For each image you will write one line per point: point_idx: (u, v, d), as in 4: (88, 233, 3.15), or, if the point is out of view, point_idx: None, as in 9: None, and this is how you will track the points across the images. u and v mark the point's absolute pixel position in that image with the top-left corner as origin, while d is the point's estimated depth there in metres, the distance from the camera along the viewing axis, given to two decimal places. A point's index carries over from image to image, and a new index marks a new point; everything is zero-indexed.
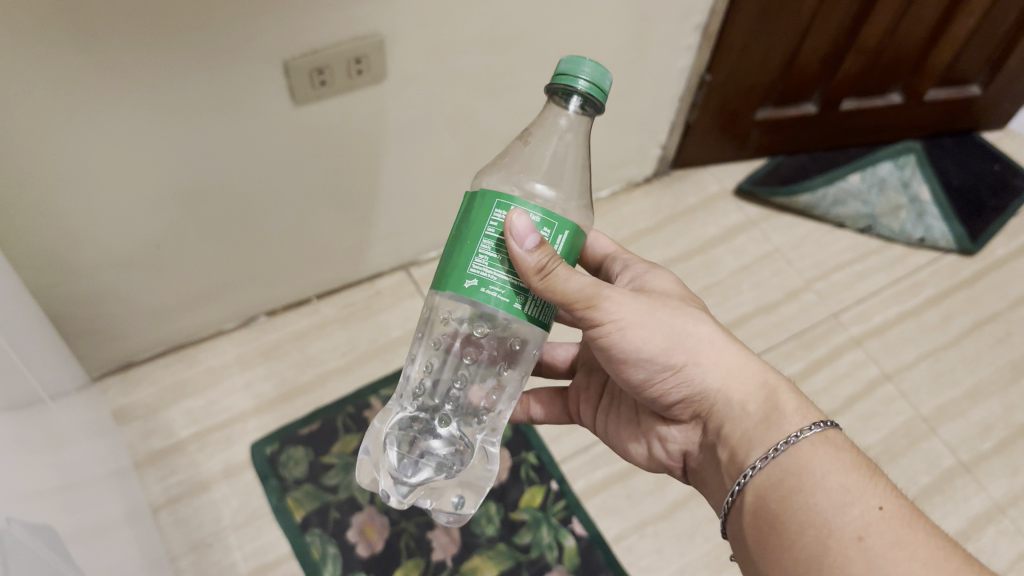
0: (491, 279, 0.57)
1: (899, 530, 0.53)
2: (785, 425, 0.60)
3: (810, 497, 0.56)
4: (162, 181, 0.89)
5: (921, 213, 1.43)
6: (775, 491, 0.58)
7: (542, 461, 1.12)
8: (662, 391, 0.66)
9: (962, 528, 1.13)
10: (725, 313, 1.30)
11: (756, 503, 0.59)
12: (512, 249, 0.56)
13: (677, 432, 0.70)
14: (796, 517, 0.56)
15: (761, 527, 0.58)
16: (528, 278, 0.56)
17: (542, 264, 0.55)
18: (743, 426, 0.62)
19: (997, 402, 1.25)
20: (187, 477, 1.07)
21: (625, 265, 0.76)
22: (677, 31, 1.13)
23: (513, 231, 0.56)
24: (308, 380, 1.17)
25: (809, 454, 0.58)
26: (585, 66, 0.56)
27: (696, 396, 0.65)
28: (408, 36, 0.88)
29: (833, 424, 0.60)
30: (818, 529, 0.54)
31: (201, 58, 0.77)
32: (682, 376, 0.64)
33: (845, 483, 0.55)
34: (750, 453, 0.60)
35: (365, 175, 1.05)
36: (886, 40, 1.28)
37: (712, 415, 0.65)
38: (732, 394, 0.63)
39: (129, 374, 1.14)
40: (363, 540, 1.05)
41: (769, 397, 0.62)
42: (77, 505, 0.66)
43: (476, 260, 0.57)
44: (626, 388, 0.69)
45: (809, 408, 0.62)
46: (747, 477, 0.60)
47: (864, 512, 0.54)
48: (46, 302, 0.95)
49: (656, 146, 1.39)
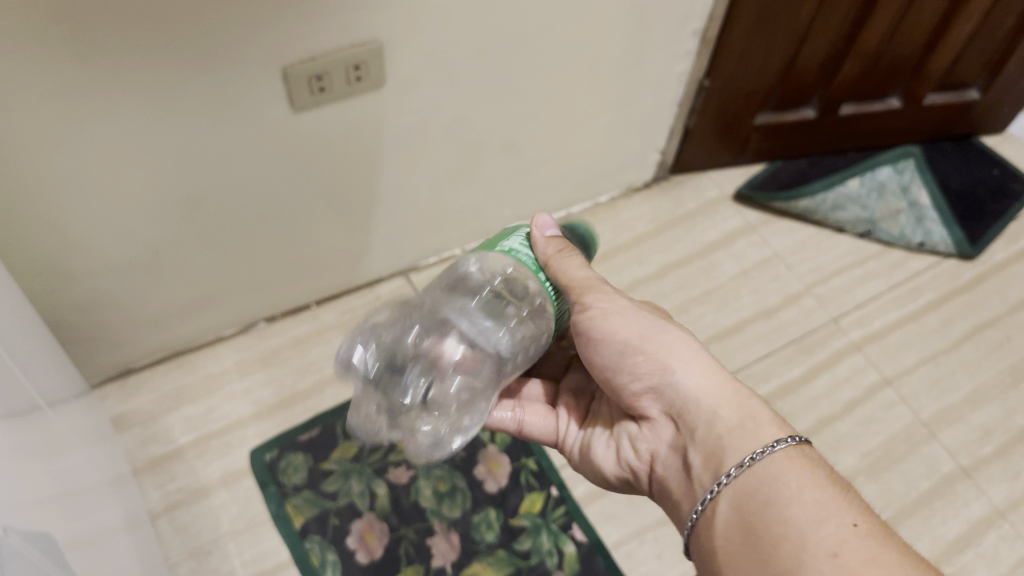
0: (519, 249, 0.69)
1: (873, 547, 0.53)
2: (766, 434, 0.60)
3: (785, 511, 0.55)
4: (161, 188, 0.89)
5: (920, 217, 1.42)
6: (749, 504, 0.57)
7: (541, 467, 1.12)
8: (632, 380, 0.67)
9: (962, 533, 1.12)
10: (724, 318, 1.30)
11: (731, 511, 0.58)
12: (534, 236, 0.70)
13: (644, 438, 0.68)
14: (771, 528, 0.55)
15: (734, 538, 0.57)
16: (543, 256, 0.69)
17: (554, 247, 0.69)
18: (716, 428, 0.61)
19: (998, 407, 1.25)
20: (186, 484, 1.07)
21: None
22: (675, 36, 1.14)
23: (538, 223, 0.71)
24: (307, 386, 1.17)
25: (783, 466, 0.58)
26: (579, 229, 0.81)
27: (662, 388, 0.65)
28: (408, 42, 0.88)
29: (807, 442, 0.60)
30: (793, 543, 0.54)
31: (198, 64, 0.77)
32: (651, 364, 0.66)
33: (820, 500, 0.55)
34: (724, 460, 0.60)
35: (365, 181, 1.05)
36: (885, 44, 1.28)
37: (677, 409, 0.65)
38: (701, 392, 0.64)
39: (128, 381, 1.14)
40: (362, 546, 1.04)
41: (739, 402, 0.63)
42: (75, 513, 0.66)
43: (509, 239, 0.70)
44: (605, 386, 0.70)
45: (781, 420, 0.62)
46: (722, 484, 0.59)
47: (838, 528, 0.53)
48: (44, 309, 0.95)
49: (655, 151, 1.39)
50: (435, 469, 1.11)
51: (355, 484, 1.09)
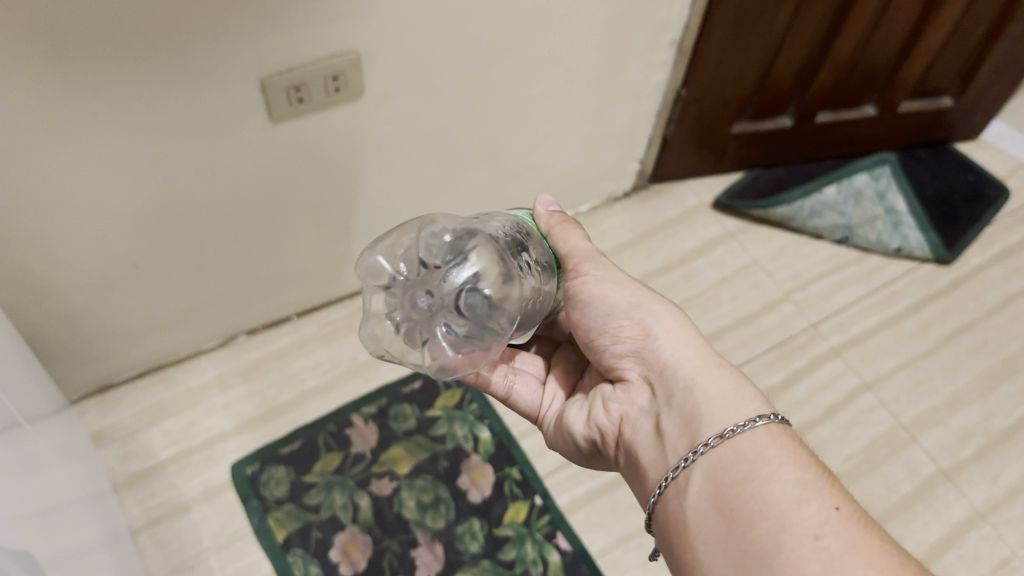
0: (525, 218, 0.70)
1: (854, 533, 0.51)
2: (750, 410, 0.59)
3: (763, 487, 0.54)
4: (142, 202, 0.89)
5: (897, 223, 1.44)
6: (725, 476, 0.56)
7: (524, 477, 1.12)
8: (613, 344, 0.67)
9: (943, 536, 1.13)
10: (705, 325, 1.31)
11: (705, 483, 0.56)
12: (539, 211, 0.73)
13: (616, 401, 0.67)
14: (748, 506, 0.53)
15: (708, 512, 0.55)
16: (544, 222, 0.71)
17: (554, 220, 0.71)
18: (699, 395, 0.61)
19: (976, 409, 1.26)
20: (167, 500, 1.06)
21: None
22: (652, 46, 1.15)
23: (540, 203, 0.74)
24: (287, 400, 1.16)
25: (764, 443, 0.56)
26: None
27: (643, 353, 0.66)
28: (386, 54, 0.89)
29: (784, 419, 0.59)
30: (772, 524, 0.52)
31: (170, 75, 0.77)
32: (634, 329, 0.66)
33: (800, 481, 0.54)
34: (703, 429, 0.59)
35: (345, 192, 1.05)
36: (859, 52, 1.30)
37: (655, 371, 0.65)
38: (685, 356, 0.64)
39: (108, 397, 1.14)
40: (345, 559, 1.04)
41: (728, 370, 0.62)
42: (56, 530, 0.66)
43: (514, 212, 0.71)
44: (587, 349, 0.70)
45: (764, 399, 0.61)
46: (697, 453, 0.58)
47: (821, 511, 0.52)
48: (23, 325, 0.94)
49: (634, 160, 1.39)
50: (418, 480, 1.11)
51: (337, 496, 1.09)
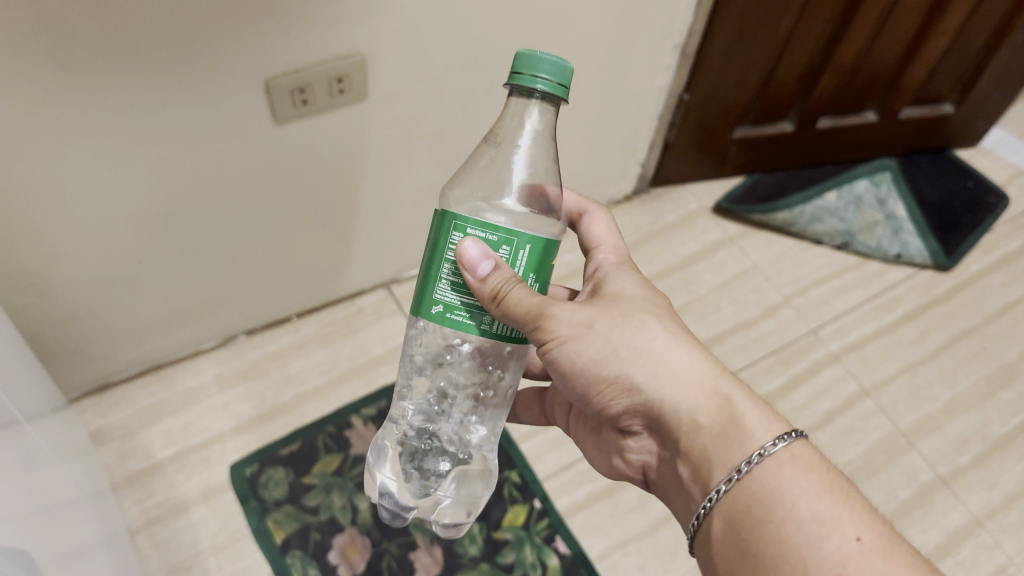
0: (455, 304, 0.60)
1: (878, 564, 0.50)
2: (765, 432, 0.57)
3: (781, 526, 0.52)
4: (145, 201, 0.88)
5: (897, 229, 1.45)
6: (741, 517, 0.55)
7: (524, 480, 1.12)
8: (607, 405, 0.64)
9: (941, 542, 1.13)
10: (705, 329, 1.31)
11: (726, 527, 0.56)
12: (467, 277, 0.58)
13: (634, 449, 0.68)
14: (769, 548, 0.52)
15: (732, 557, 0.55)
16: (486, 303, 0.58)
17: (496, 289, 0.57)
18: (701, 440, 0.59)
19: (975, 416, 1.26)
20: (165, 499, 1.06)
21: (596, 265, 0.73)
22: (656, 49, 1.14)
23: (467, 261, 0.57)
24: (287, 400, 1.16)
25: (776, 478, 0.55)
26: (543, 62, 0.55)
27: (636, 407, 0.62)
28: (391, 55, 0.88)
29: (800, 435, 0.57)
30: (793, 566, 0.51)
31: (174, 75, 0.77)
32: (617, 383, 0.62)
33: (817, 510, 0.52)
34: (714, 473, 0.57)
35: (347, 194, 1.05)
36: (861, 59, 1.30)
37: (655, 424, 0.63)
38: (673, 401, 0.60)
39: (106, 396, 1.13)
40: (344, 562, 1.03)
41: (724, 408, 0.59)
42: (54, 530, 0.65)
43: (439, 286, 0.60)
44: (579, 403, 0.67)
45: (773, 416, 0.59)
46: (713, 500, 0.57)
47: (840, 545, 0.50)
48: (23, 323, 0.93)
49: (636, 164, 1.39)
50: None
51: (336, 498, 1.08)
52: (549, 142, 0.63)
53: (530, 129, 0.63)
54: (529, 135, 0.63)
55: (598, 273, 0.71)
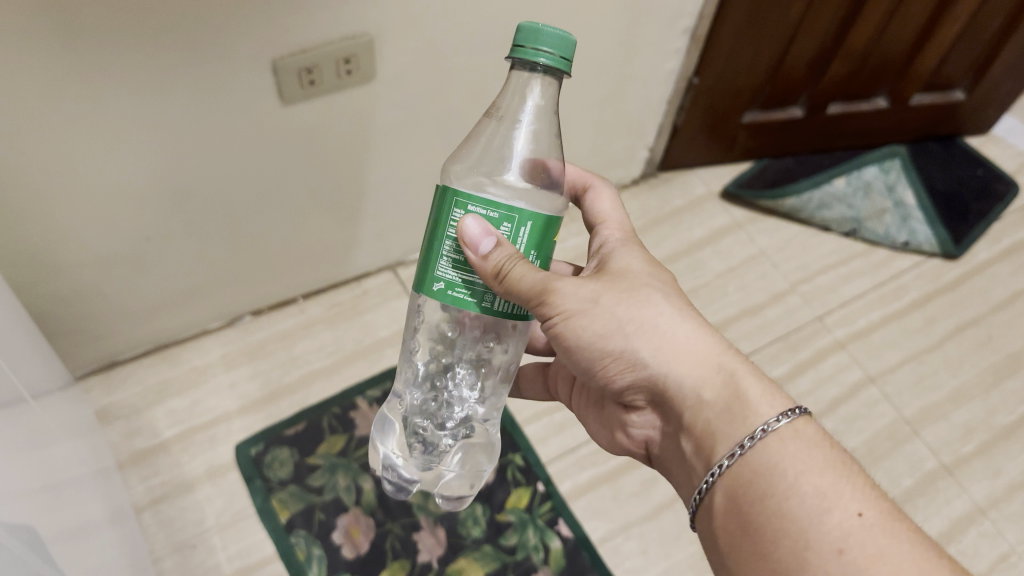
0: (456, 281, 0.60)
1: (879, 540, 0.50)
2: (767, 408, 0.57)
3: (783, 501, 0.52)
4: (152, 179, 0.88)
5: (906, 217, 1.44)
6: (743, 493, 0.55)
7: (528, 463, 1.12)
8: (611, 380, 0.64)
9: (944, 530, 1.13)
10: (711, 315, 1.31)
11: (727, 503, 0.56)
12: (469, 255, 0.57)
13: (637, 424, 0.68)
14: (771, 523, 0.52)
15: (733, 532, 0.55)
16: (489, 281, 0.58)
17: (499, 266, 0.56)
18: (705, 416, 0.59)
19: (979, 405, 1.26)
20: (170, 478, 1.06)
21: (601, 241, 0.73)
22: (666, 33, 1.14)
23: (468, 238, 0.57)
24: (293, 380, 1.17)
25: (779, 453, 0.54)
26: (545, 34, 0.54)
27: (640, 381, 0.63)
28: (399, 36, 0.88)
29: (803, 412, 0.57)
30: (795, 541, 0.51)
31: (182, 54, 0.76)
32: (621, 359, 0.62)
33: (819, 486, 0.52)
34: (717, 448, 0.57)
35: (354, 176, 1.05)
36: (872, 44, 1.29)
37: (659, 399, 0.63)
38: (677, 375, 0.60)
39: (113, 374, 1.14)
40: (348, 542, 1.04)
41: (727, 384, 0.59)
42: (59, 506, 0.66)
43: (441, 263, 0.59)
44: (582, 377, 0.67)
45: (776, 392, 0.59)
46: (715, 475, 0.57)
47: (842, 520, 0.50)
48: (30, 300, 0.94)
49: (643, 148, 1.39)
50: None
51: (341, 479, 1.09)
52: (556, 123, 0.63)
53: (534, 101, 0.62)
54: (530, 109, 0.62)
55: (603, 248, 0.71)
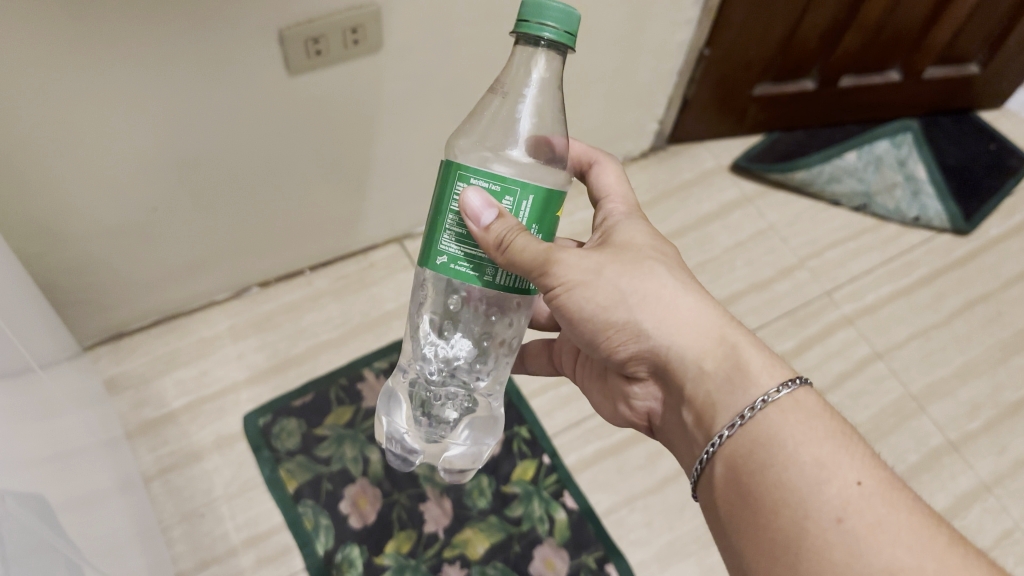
0: (458, 255, 0.59)
1: (878, 509, 0.50)
2: (768, 377, 0.57)
3: (782, 471, 0.52)
4: (158, 150, 0.88)
5: (916, 191, 1.43)
6: (743, 463, 0.55)
7: (533, 436, 1.13)
8: (613, 352, 0.64)
9: (948, 505, 1.13)
10: (719, 289, 1.30)
11: (727, 473, 0.56)
12: (471, 228, 0.57)
13: (640, 396, 0.68)
14: (771, 493, 0.52)
15: (734, 502, 0.55)
16: (491, 253, 0.58)
17: (499, 238, 0.56)
18: (706, 387, 0.59)
19: (987, 381, 1.26)
20: (178, 448, 1.07)
21: (606, 215, 0.72)
22: (677, 4, 1.12)
23: (469, 211, 0.57)
24: (300, 352, 1.17)
25: (779, 423, 0.54)
26: (550, 8, 0.54)
27: (642, 353, 0.63)
28: (407, 6, 0.87)
29: (804, 382, 0.57)
30: (795, 510, 0.51)
31: (187, 24, 0.76)
32: (623, 331, 0.62)
33: (819, 455, 0.52)
34: (718, 418, 0.57)
35: (361, 147, 1.04)
36: (887, 16, 1.27)
37: (661, 371, 0.63)
38: (679, 347, 0.60)
39: (121, 344, 1.14)
40: (355, 512, 1.05)
41: (729, 355, 0.59)
42: (68, 475, 0.66)
43: (444, 236, 0.59)
44: (585, 349, 0.67)
45: (777, 362, 0.59)
46: (716, 445, 0.57)
47: (841, 490, 0.50)
48: (37, 270, 0.94)
49: (653, 121, 1.37)
50: None
51: (347, 450, 1.09)
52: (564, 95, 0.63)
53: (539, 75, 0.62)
54: (535, 83, 0.62)
55: (606, 222, 0.71)
